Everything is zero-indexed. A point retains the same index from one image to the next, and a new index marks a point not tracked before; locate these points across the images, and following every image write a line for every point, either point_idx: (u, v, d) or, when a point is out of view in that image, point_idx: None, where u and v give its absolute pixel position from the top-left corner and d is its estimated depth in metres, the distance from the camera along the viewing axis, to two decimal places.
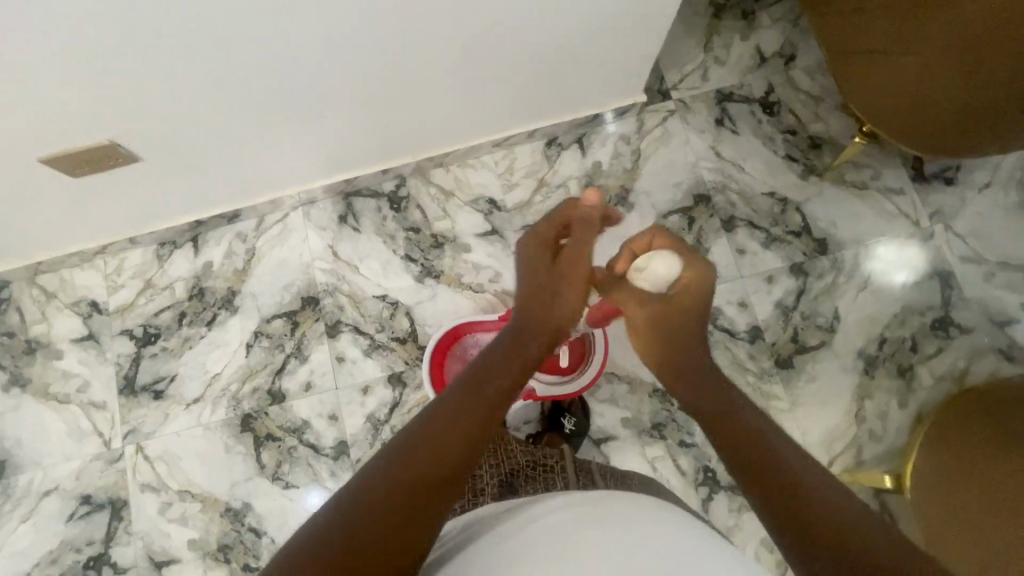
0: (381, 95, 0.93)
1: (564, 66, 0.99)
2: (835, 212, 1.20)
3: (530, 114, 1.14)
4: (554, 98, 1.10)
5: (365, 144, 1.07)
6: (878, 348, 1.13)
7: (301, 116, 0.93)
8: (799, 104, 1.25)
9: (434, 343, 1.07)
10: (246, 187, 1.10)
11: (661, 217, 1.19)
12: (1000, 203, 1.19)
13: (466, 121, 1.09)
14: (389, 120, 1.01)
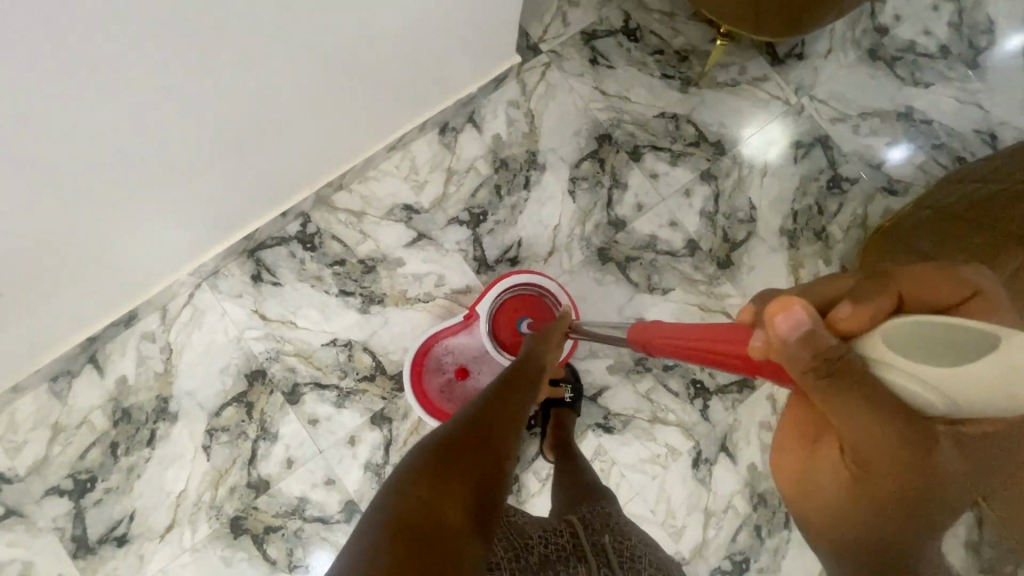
0: (295, 121, 0.86)
1: (440, 50, 0.95)
2: (720, 114, 1.28)
3: (421, 104, 1.08)
4: (439, 82, 1.05)
5: (272, 182, 0.98)
6: (794, 221, 1.24)
7: (212, 168, 0.83)
8: (657, 24, 1.30)
9: (409, 366, 1.02)
10: (149, 270, 0.95)
11: (574, 169, 1.21)
12: (844, 63, 1.33)
13: (367, 127, 1.02)
14: (300, 146, 0.93)
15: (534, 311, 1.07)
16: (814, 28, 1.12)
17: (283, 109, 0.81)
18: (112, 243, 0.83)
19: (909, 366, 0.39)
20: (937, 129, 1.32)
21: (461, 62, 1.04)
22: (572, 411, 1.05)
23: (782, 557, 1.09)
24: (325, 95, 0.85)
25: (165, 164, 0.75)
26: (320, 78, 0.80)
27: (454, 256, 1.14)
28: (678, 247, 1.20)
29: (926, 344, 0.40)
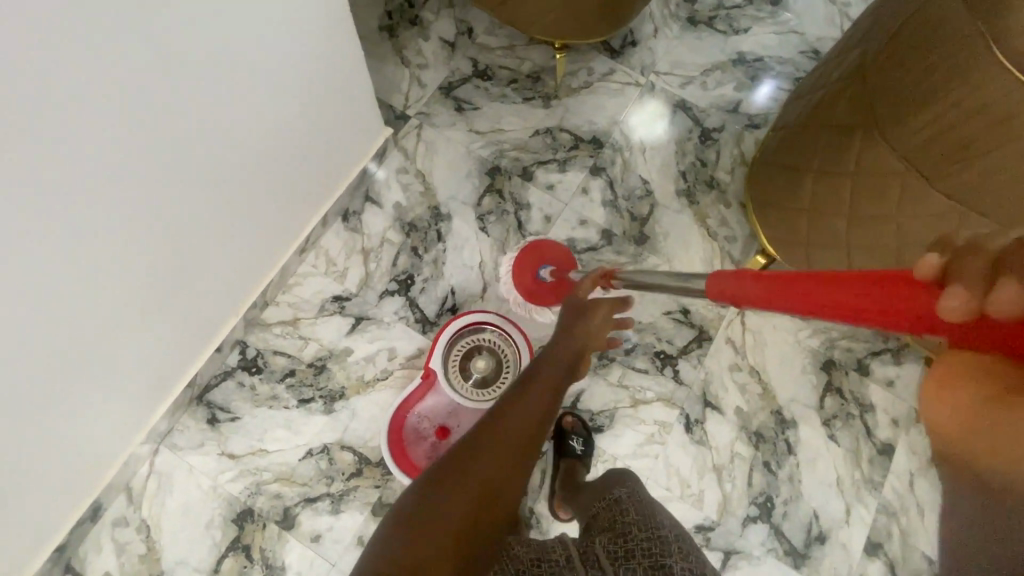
0: (269, 179, 0.94)
1: (321, 140, 1.01)
2: (586, 113, 1.38)
3: (317, 196, 1.13)
4: (330, 168, 1.11)
5: (231, 276, 1.00)
6: (685, 181, 1.34)
7: (204, 233, 0.87)
8: (502, 59, 1.42)
9: (388, 444, 1.01)
10: (130, 403, 0.93)
11: (477, 206, 1.27)
12: (671, 36, 1.49)
13: (284, 218, 1.06)
14: (259, 217, 0.98)
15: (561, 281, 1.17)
16: (628, 16, 1.25)
17: (260, 166, 0.89)
18: (126, 324, 0.82)
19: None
20: (769, 62, 1.47)
21: (347, 141, 1.10)
22: (582, 463, 1.06)
23: (800, 481, 1.12)
24: (292, 146, 0.94)
25: (162, 221, 0.77)
26: (284, 129, 0.89)
27: (397, 326, 1.16)
28: (596, 240, 1.27)
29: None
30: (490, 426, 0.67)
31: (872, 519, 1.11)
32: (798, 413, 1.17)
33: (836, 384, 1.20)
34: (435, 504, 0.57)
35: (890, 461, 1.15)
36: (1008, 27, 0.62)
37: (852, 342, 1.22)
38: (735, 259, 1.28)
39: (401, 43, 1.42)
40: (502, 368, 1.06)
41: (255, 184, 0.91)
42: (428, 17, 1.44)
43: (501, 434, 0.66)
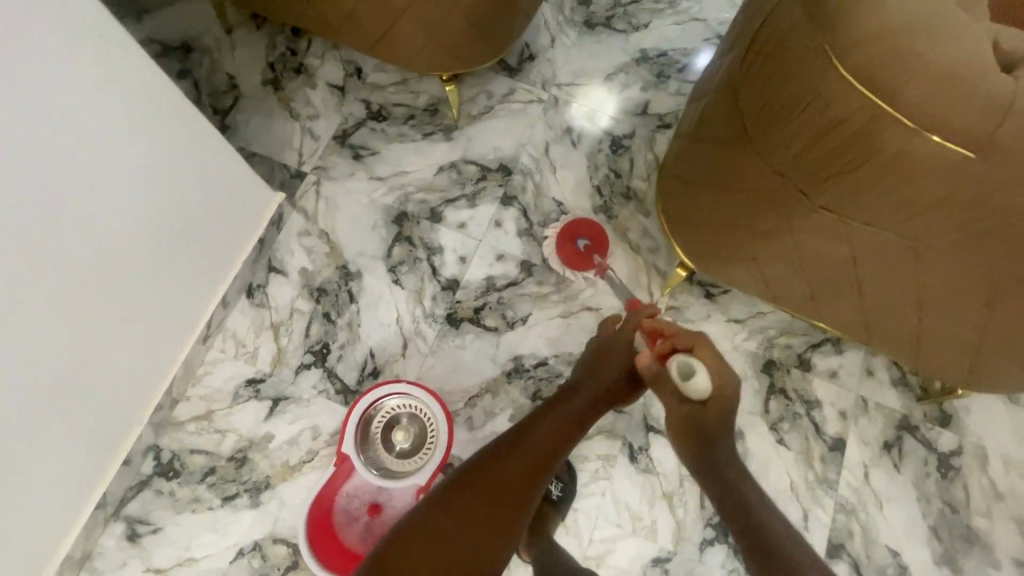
0: (155, 259, 0.90)
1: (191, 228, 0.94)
2: (490, 140, 1.32)
3: (219, 269, 1.08)
4: (221, 243, 1.06)
5: (120, 388, 0.94)
6: (601, 196, 1.29)
7: (96, 320, 0.83)
8: (396, 95, 1.35)
9: (306, 532, 0.95)
10: (30, 543, 0.87)
11: (387, 258, 1.22)
12: (570, 43, 1.42)
13: (185, 297, 1.02)
14: (154, 302, 0.94)
15: (599, 246, 1.20)
16: (513, 42, 1.15)
17: (138, 248, 0.86)
18: (15, 448, 0.77)
19: (697, 364, 0.78)
20: (674, 56, 1.42)
21: (239, 207, 1.06)
22: (555, 510, 1.02)
23: None
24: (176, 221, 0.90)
25: (34, 320, 0.74)
26: (156, 206, 0.85)
27: (317, 402, 1.11)
28: (516, 274, 1.21)
29: (686, 370, 0.79)
30: (500, 461, 0.85)
31: (831, 520, 1.09)
32: (743, 422, 1.14)
33: (780, 385, 1.16)
34: (433, 523, 0.77)
35: (844, 456, 1.13)
36: (845, 37, 0.55)
37: (790, 338, 1.19)
38: (661, 270, 1.24)
39: (287, 95, 1.35)
40: (427, 433, 1.01)
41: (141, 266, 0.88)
42: (314, 63, 1.37)
43: (504, 470, 0.84)
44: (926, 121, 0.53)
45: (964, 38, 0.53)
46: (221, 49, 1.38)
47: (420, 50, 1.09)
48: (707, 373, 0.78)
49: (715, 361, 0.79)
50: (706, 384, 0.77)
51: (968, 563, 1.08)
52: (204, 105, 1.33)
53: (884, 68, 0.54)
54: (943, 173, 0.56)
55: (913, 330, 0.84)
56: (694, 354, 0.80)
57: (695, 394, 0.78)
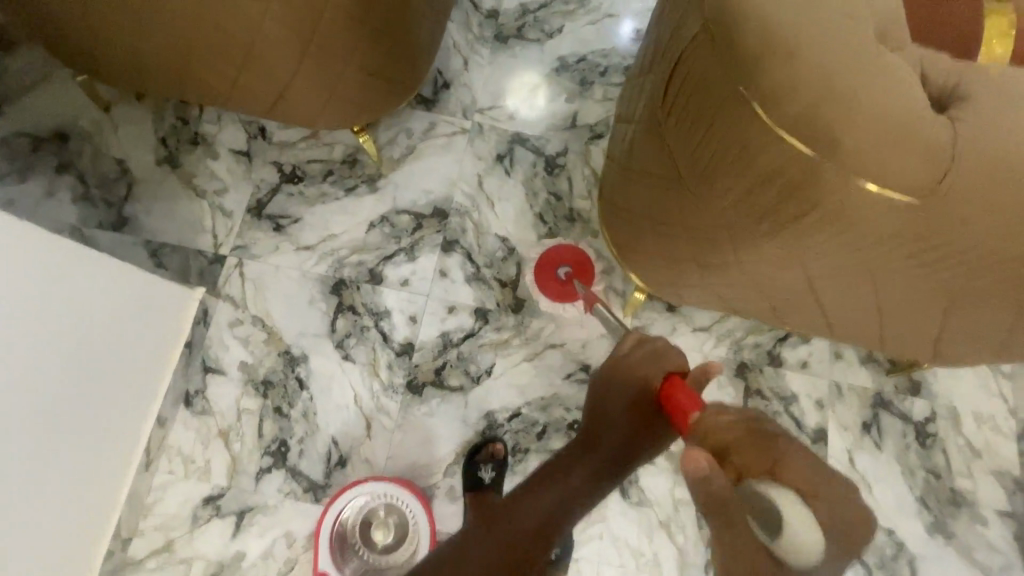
0: (67, 389, 0.81)
1: (91, 360, 0.85)
2: (419, 183, 1.24)
3: (149, 376, 0.99)
4: (139, 360, 0.96)
5: (58, 550, 0.86)
6: (545, 222, 1.23)
7: (15, 489, 0.75)
8: (308, 151, 1.24)
9: None
10: None
11: (331, 333, 1.13)
12: (484, 61, 1.34)
13: (116, 416, 0.93)
14: (79, 434, 0.85)
15: (582, 274, 1.17)
16: (418, 81, 1.09)
17: (43, 385, 0.77)
18: None
19: (784, 502, 0.55)
20: (594, 59, 1.35)
21: (153, 305, 0.97)
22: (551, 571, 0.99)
23: None
24: (77, 342, 0.81)
25: None
26: (50, 336, 0.76)
27: (286, 505, 1.03)
28: (471, 323, 1.15)
29: (769, 512, 0.56)
30: (508, 513, 0.66)
31: None
32: None
33: (755, 386, 1.15)
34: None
35: (826, 445, 1.13)
36: (771, 88, 0.51)
37: (758, 337, 1.17)
38: (619, 291, 1.19)
39: (188, 172, 1.22)
40: (406, 519, 0.95)
41: (53, 401, 0.79)
42: (211, 131, 1.25)
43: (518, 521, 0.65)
44: (865, 170, 0.50)
45: (889, 76, 0.50)
46: (102, 131, 1.23)
47: (320, 108, 1.01)
48: (805, 512, 0.55)
49: (814, 488, 0.56)
50: (809, 532, 0.54)
51: (957, 526, 1.10)
52: (96, 199, 1.19)
53: (815, 119, 0.49)
54: (887, 218, 0.53)
55: (876, 333, 0.82)
56: (778, 478, 0.57)
57: (797, 559, 0.53)
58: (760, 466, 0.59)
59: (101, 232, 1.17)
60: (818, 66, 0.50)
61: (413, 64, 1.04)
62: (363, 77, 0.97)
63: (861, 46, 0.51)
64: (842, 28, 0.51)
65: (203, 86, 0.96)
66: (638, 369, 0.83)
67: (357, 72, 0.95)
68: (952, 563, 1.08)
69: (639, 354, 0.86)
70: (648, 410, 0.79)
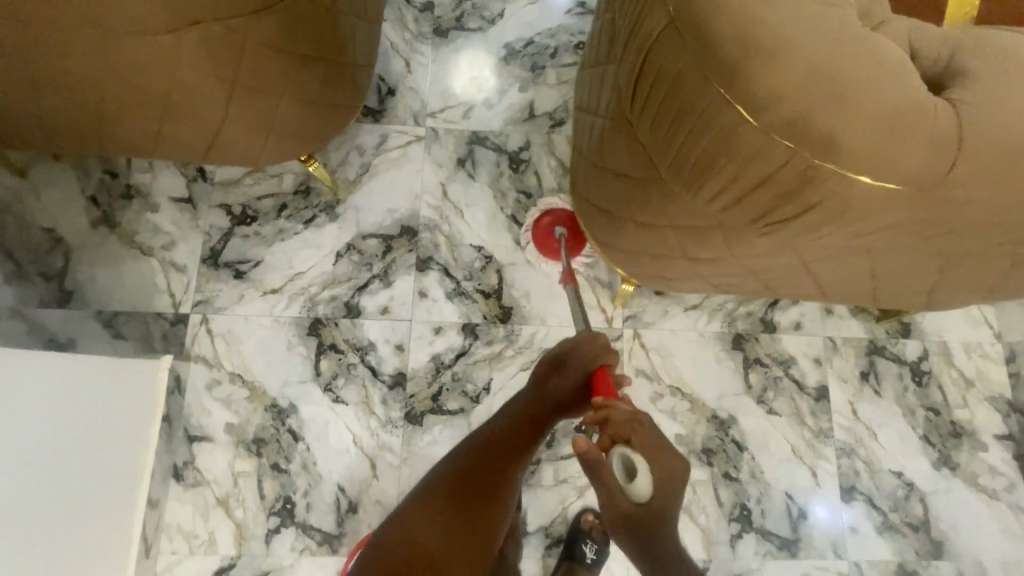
0: (42, 503, 0.74)
1: (62, 461, 0.78)
2: (380, 203, 1.17)
3: (127, 465, 0.92)
4: (116, 448, 0.89)
5: None
6: (519, 223, 1.18)
7: None
8: (255, 187, 1.15)
9: None
10: None
11: (316, 376, 1.08)
12: (427, 59, 1.25)
13: (101, 515, 0.86)
14: (69, 544, 0.79)
15: (575, 241, 1.12)
16: (361, 96, 1.01)
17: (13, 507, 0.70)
18: None
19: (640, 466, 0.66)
20: (542, 40, 1.27)
21: (113, 391, 0.89)
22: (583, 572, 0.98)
23: (761, 472, 1.10)
24: (40, 450, 0.74)
25: None
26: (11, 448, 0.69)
27: (302, 562, 1.00)
28: (461, 342, 1.11)
29: (629, 465, 0.68)
30: (449, 473, 0.85)
31: (836, 467, 1.11)
32: (730, 406, 1.12)
33: (753, 355, 1.15)
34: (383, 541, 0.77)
35: (830, 401, 1.14)
36: (756, 92, 0.47)
37: (749, 306, 1.16)
38: (605, 282, 1.16)
39: (129, 230, 1.13)
40: None
41: (30, 520, 0.72)
42: (145, 181, 1.14)
43: (453, 481, 0.83)
44: (862, 166, 0.47)
45: (873, 60, 0.47)
46: (22, 200, 1.11)
47: (261, 147, 0.93)
48: (647, 468, 0.66)
49: (657, 454, 0.68)
50: (648, 485, 0.66)
51: (961, 457, 1.13)
52: (32, 276, 1.09)
53: (809, 118, 0.47)
54: (889, 209, 0.50)
55: (871, 297, 0.81)
56: (634, 446, 0.68)
57: (642, 497, 0.66)
58: (618, 433, 0.70)
59: (45, 312, 1.08)
60: (800, 61, 0.46)
61: (353, 83, 0.96)
62: (303, 104, 0.89)
63: (845, 31, 0.48)
64: (821, 15, 0.48)
65: (125, 144, 0.86)
66: (589, 358, 0.86)
67: (296, 101, 0.88)
68: (961, 492, 1.12)
69: (592, 351, 0.87)
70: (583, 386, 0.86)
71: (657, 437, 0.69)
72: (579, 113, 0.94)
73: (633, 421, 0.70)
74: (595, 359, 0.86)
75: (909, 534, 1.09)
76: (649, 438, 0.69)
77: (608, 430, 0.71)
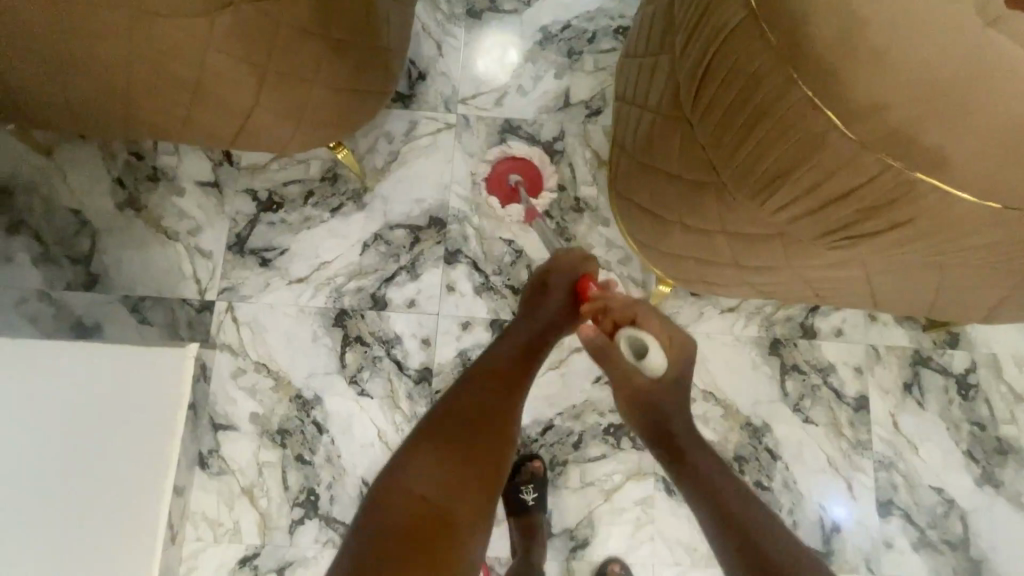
0: (57, 494, 0.73)
1: (86, 453, 0.77)
2: (408, 192, 1.13)
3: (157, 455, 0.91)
4: (147, 437, 0.88)
5: None
6: (550, 217, 1.14)
7: None
8: (282, 173, 1.13)
9: None
10: None
11: (341, 368, 1.06)
12: (459, 42, 1.20)
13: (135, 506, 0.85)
14: (101, 535, 0.78)
15: (529, 184, 1.13)
16: (393, 81, 0.96)
17: (15, 499, 0.68)
18: None
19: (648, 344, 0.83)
20: (580, 24, 1.21)
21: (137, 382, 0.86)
22: None
23: (794, 483, 1.06)
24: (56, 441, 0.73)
25: None
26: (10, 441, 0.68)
27: (325, 555, 1.00)
28: (488, 338, 1.08)
29: (639, 347, 0.84)
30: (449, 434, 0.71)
31: (873, 480, 1.07)
32: (765, 413, 1.08)
33: (791, 362, 1.10)
34: (402, 507, 0.64)
35: (869, 412, 1.09)
36: (849, 103, 0.48)
37: (789, 310, 1.11)
38: (639, 281, 1.12)
39: (155, 213, 1.11)
40: None
41: (53, 511, 0.72)
42: (170, 164, 1.12)
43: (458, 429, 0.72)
44: (946, 179, 0.48)
45: (970, 66, 0.46)
46: (48, 180, 1.10)
47: (293, 131, 0.89)
48: (662, 355, 0.83)
49: (666, 331, 0.85)
50: (659, 360, 0.82)
51: (1006, 475, 1.09)
52: (59, 258, 1.08)
53: (901, 131, 0.47)
54: (971, 228, 0.51)
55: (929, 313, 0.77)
56: (639, 326, 0.84)
57: (650, 372, 0.83)
58: (624, 318, 0.86)
59: (71, 295, 1.07)
60: (889, 73, 0.47)
61: (385, 59, 0.90)
62: (333, 85, 0.84)
63: (940, 34, 0.47)
64: (915, 17, 0.47)
65: (156, 128, 0.84)
66: (569, 270, 0.91)
67: (324, 81, 0.82)
68: (1004, 511, 1.07)
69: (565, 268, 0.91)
70: (566, 303, 0.90)
71: (647, 313, 0.85)
72: (615, 104, 0.91)
73: (624, 313, 0.86)
74: (576, 268, 0.92)
75: (946, 552, 1.05)
76: (630, 321, 0.85)
77: (611, 318, 0.86)
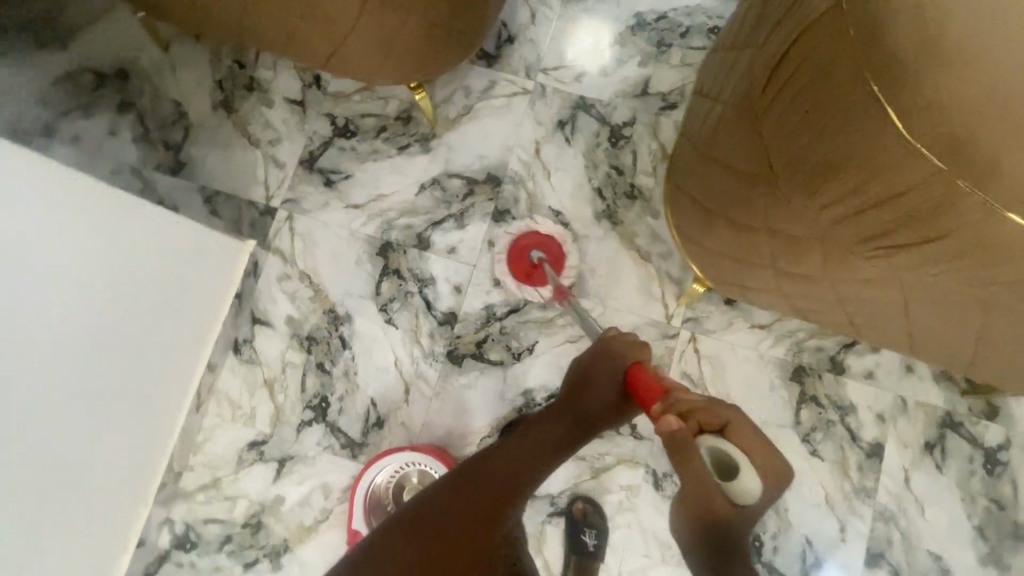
0: (104, 346, 0.80)
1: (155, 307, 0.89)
2: (472, 146, 1.18)
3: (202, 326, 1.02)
4: (200, 307, 0.99)
5: (136, 477, 0.95)
6: (602, 198, 1.16)
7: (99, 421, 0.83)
8: (362, 105, 1.20)
9: None
10: None
11: (375, 295, 1.12)
12: (553, 15, 1.23)
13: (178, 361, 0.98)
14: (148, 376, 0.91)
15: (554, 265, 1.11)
16: (481, 36, 1.01)
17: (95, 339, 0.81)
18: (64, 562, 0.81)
19: (741, 462, 0.63)
20: (675, 17, 1.21)
21: (170, 247, 0.89)
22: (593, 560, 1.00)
23: (786, 510, 1.05)
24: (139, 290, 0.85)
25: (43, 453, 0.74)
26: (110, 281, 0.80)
27: (324, 458, 1.07)
28: (517, 299, 1.12)
29: (721, 461, 0.64)
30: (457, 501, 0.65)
31: (869, 530, 1.04)
32: (772, 436, 1.07)
33: (811, 393, 1.08)
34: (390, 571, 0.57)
35: (881, 461, 1.06)
36: (912, 105, 0.49)
37: (822, 340, 1.09)
38: (674, 277, 1.12)
39: (243, 119, 1.20)
40: None
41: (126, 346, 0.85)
42: (266, 78, 1.21)
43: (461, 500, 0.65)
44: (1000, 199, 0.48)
45: None
46: (160, 71, 1.21)
47: (376, 66, 0.96)
48: (750, 470, 0.62)
49: (758, 449, 0.63)
50: (755, 482, 0.62)
51: (1015, 561, 1.03)
52: (155, 141, 1.19)
53: (958, 139, 0.48)
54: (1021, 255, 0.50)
55: (967, 368, 0.74)
56: (725, 438, 0.64)
57: (743, 499, 0.61)
58: (708, 421, 0.65)
59: (158, 176, 1.18)
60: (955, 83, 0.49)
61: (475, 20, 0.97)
62: (424, 34, 0.91)
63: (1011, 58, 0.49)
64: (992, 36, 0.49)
65: (260, 39, 0.92)
66: (615, 357, 0.82)
67: (418, 29, 0.90)
68: None
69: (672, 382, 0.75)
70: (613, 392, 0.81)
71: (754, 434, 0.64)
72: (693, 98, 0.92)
73: (711, 417, 0.65)
74: (619, 359, 0.82)
75: None
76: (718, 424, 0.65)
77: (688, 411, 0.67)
